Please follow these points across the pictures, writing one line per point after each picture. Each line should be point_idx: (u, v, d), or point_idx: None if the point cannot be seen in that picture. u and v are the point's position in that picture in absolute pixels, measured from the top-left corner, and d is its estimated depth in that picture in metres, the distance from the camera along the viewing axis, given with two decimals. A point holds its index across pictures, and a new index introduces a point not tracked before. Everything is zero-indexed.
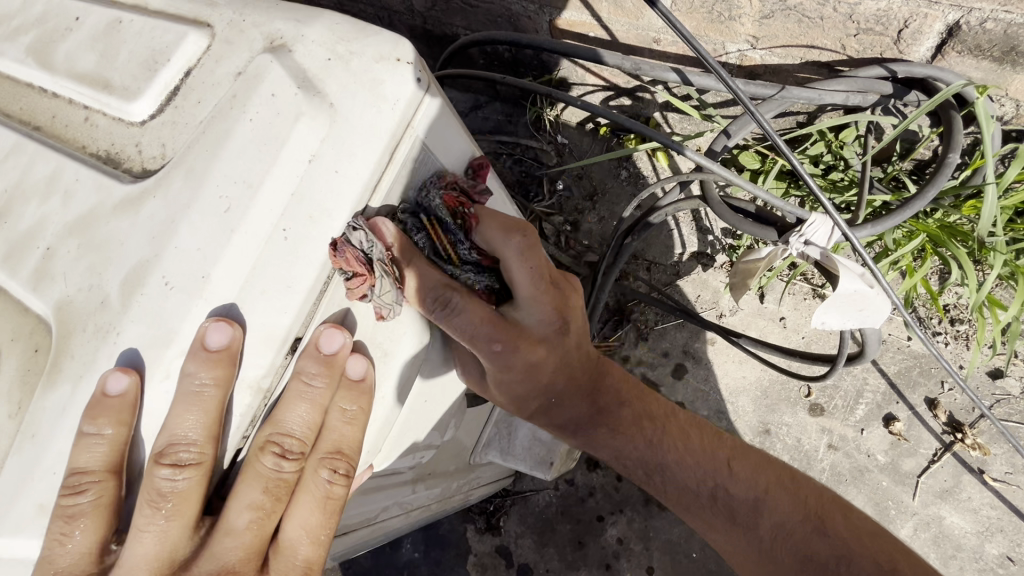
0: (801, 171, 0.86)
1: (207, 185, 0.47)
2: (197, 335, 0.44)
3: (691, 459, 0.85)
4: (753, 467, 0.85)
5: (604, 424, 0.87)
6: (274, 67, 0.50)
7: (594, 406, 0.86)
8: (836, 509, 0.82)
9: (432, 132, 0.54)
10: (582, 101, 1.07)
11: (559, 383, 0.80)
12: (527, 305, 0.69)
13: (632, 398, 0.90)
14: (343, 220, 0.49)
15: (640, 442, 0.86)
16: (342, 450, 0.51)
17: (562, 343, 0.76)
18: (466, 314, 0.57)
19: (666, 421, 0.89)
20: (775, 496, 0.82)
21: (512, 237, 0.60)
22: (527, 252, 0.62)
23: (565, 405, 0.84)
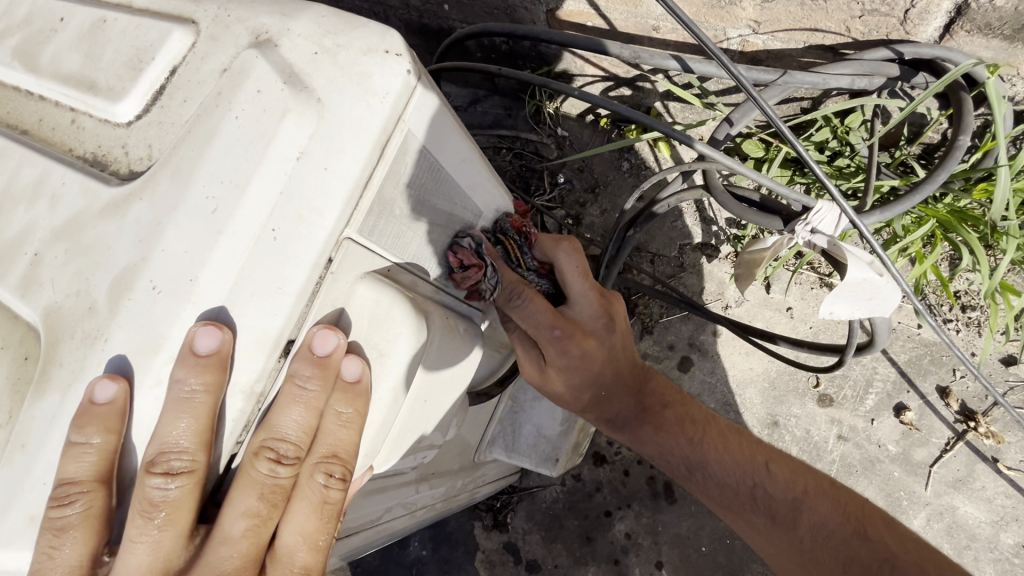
0: (806, 157, 0.83)
1: (194, 186, 0.46)
2: (185, 339, 0.43)
3: (730, 458, 0.86)
4: (792, 470, 0.86)
5: (648, 422, 0.89)
6: (259, 63, 0.48)
7: (640, 405, 0.90)
8: (881, 518, 0.80)
9: (423, 126, 0.53)
10: (581, 92, 1.05)
11: (609, 378, 0.85)
12: (579, 302, 0.80)
13: (673, 400, 0.93)
14: (335, 219, 0.48)
15: (682, 441, 0.87)
16: (340, 453, 0.50)
17: (612, 340, 0.83)
18: (531, 303, 0.72)
19: (705, 424, 0.91)
20: (814, 498, 0.82)
21: (568, 249, 0.75)
22: (576, 256, 0.76)
23: (614, 402, 0.88)
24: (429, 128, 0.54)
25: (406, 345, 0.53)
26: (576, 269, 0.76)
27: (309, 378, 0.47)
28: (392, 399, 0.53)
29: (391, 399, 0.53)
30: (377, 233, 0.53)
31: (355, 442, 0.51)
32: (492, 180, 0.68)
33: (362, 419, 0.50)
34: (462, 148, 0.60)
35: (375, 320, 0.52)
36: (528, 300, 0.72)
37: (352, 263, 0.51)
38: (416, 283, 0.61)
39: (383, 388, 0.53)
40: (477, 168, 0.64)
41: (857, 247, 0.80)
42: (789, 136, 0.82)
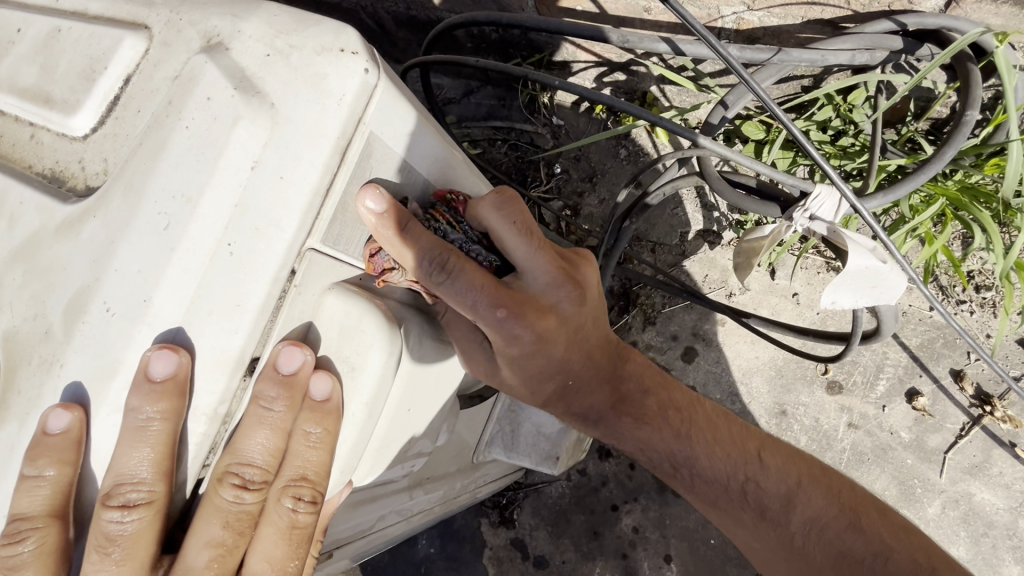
0: (803, 140, 0.80)
1: (145, 201, 0.44)
2: (140, 364, 0.41)
3: (721, 449, 0.81)
4: (785, 459, 0.82)
5: (626, 414, 0.82)
6: (209, 68, 0.46)
7: (615, 393, 0.81)
8: (872, 505, 0.79)
9: (387, 125, 0.50)
10: (567, 83, 1.02)
11: (575, 362, 0.74)
12: (531, 270, 0.63)
13: (654, 386, 0.85)
14: (295, 230, 0.46)
15: (667, 435, 0.81)
16: (309, 475, 0.49)
17: (575, 313, 0.68)
18: (463, 281, 0.55)
19: (691, 410, 0.84)
20: (808, 489, 0.79)
21: (499, 201, 0.56)
22: (509, 209, 0.57)
23: (583, 392, 0.79)
24: (399, 132, 0.52)
25: (378, 358, 0.50)
26: (510, 226, 0.57)
27: (275, 398, 0.46)
28: (367, 416, 0.52)
29: (366, 416, 0.52)
30: (344, 242, 0.50)
31: (325, 463, 0.49)
32: (475, 178, 0.65)
33: (333, 438, 0.49)
34: (440, 150, 0.57)
35: (345, 333, 0.50)
36: (457, 276, 0.54)
37: (318, 275, 0.49)
38: (393, 290, 0.59)
39: (355, 404, 0.51)
40: (460, 169, 0.61)
41: (858, 234, 0.76)
42: (784, 120, 0.79)
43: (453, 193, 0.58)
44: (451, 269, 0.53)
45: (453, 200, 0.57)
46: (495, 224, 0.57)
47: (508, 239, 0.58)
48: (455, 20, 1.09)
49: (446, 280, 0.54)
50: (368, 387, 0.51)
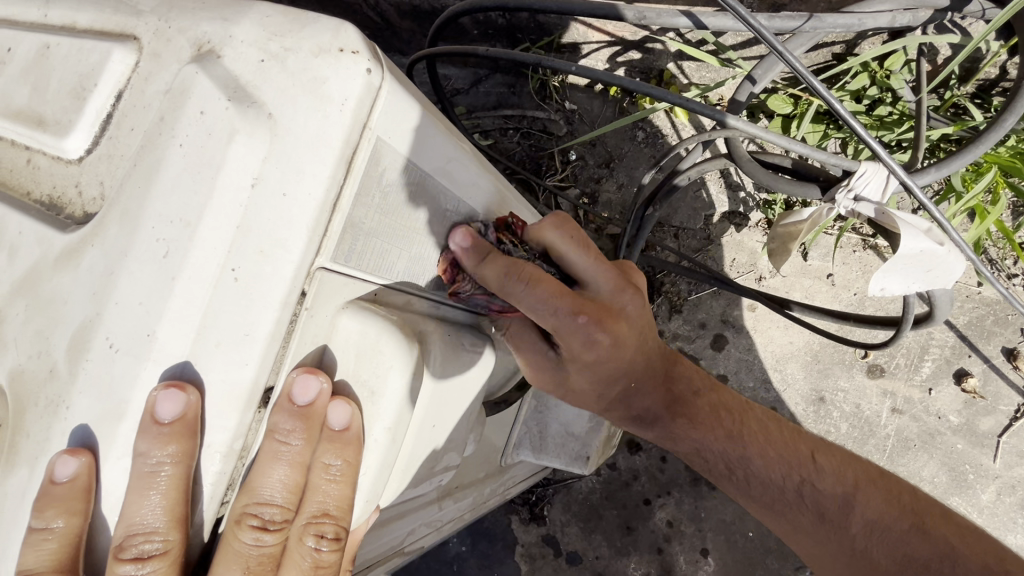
0: (845, 114, 0.73)
1: (142, 228, 0.41)
2: (147, 405, 0.39)
3: (775, 450, 0.76)
4: (839, 460, 0.77)
5: (681, 415, 0.77)
6: (200, 79, 0.42)
7: (670, 393, 0.78)
8: (935, 508, 0.72)
9: (391, 124, 0.46)
10: (578, 67, 0.96)
11: (640, 367, 0.72)
12: (593, 279, 0.65)
13: (706, 387, 0.81)
14: (303, 249, 0.42)
15: (721, 435, 0.76)
16: (333, 511, 0.46)
17: (639, 316, 0.68)
18: (540, 294, 0.58)
19: (742, 412, 0.80)
20: (866, 490, 0.74)
21: (556, 221, 0.60)
22: (568, 228, 0.61)
23: (640, 395, 0.75)
24: (404, 132, 0.47)
25: (397, 384, 0.47)
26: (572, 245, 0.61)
27: (293, 429, 0.44)
28: (391, 443, 0.48)
29: (390, 444, 0.48)
30: (355, 257, 0.47)
31: (348, 496, 0.47)
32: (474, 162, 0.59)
33: (355, 470, 0.46)
34: (448, 147, 0.53)
35: (362, 356, 0.47)
36: (535, 289, 0.57)
37: (329, 295, 0.46)
38: (409, 302, 0.56)
39: (377, 432, 0.48)
40: (469, 166, 0.57)
41: (912, 213, 0.70)
42: (821, 93, 0.72)
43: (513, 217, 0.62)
44: (529, 280, 0.57)
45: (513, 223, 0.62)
46: (554, 242, 0.60)
47: (569, 253, 0.62)
48: (461, 6, 1.04)
49: (523, 291, 0.57)
50: (390, 413, 0.47)
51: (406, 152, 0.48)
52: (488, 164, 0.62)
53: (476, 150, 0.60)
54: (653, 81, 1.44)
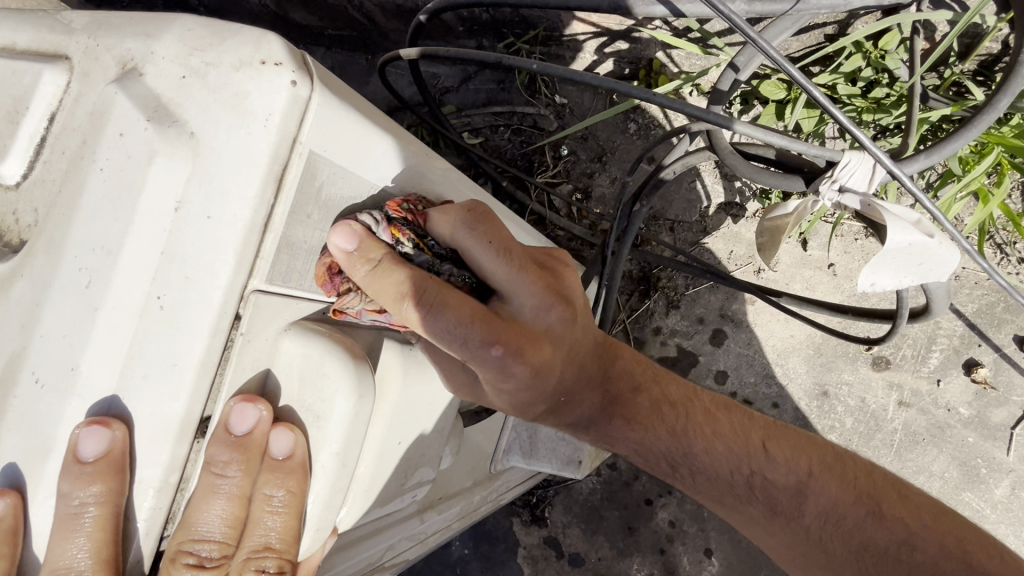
0: (824, 102, 0.69)
1: (64, 258, 0.40)
2: (71, 442, 0.38)
3: (723, 445, 0.71)
4: (791, 444, 0.72)
5: (620, 414, 0.72)
6: (119, 99, 0.41)
7: (606, 391, 0.72)
8: (890, 487, 0.70)
9: (332, 142, 0.44)
10: (540, 64, 0.86)
11: (568, 379, 0.64)
12: (515, 291, 0.55)
13: (647, 381, 0.75)
14: (231, 273, 0.40)
15: (663, 434, 0.71)
16: (277, 543, 0.46)
17: (567, 331, 0.59)
18: (446, 318, 0.48)
19: (689, 406, 0.74)
20: (821, 477, 0.69)
21: (469, 215, 0.51)
22: (485, 226, 0.51)
23: (571, 400, 0.69)
24: (346, 147, 0.46)
25: (341, 412, 0.45)
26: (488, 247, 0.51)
27: (233, 459, 0.43)
28: (341, 471, 0.47)
29: (339, 470, 0.47)
30: (296, 277, 0.45)
31: (292, 527, 0.46)
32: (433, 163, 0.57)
33: (299, 500, 0.46)
34: (404, 157, 0.51)
35: (306, 379, 0.46)
36: (440, 311, 0.48)
37: (269, 318, 0.44)
38: (367, 317, 0.55)
39: (324, 459, 0.46)
40: (431, 175, 0.55)
41: (900, 205, 0.66)
42: (802, 82, 0.69)
43: (408, 202, 0.51)
44: (433, 300, 0.47)
45: (410, 211, 0.51)
46: (465, 243, 0.52)
47: (480, 255, 0.52)
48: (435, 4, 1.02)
49: (426, 314, 0.47)
50: (337, 437, 0.46)
51: (354, 169, 0.47)
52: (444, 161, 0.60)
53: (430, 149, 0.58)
54: (642, 70, 1.40)
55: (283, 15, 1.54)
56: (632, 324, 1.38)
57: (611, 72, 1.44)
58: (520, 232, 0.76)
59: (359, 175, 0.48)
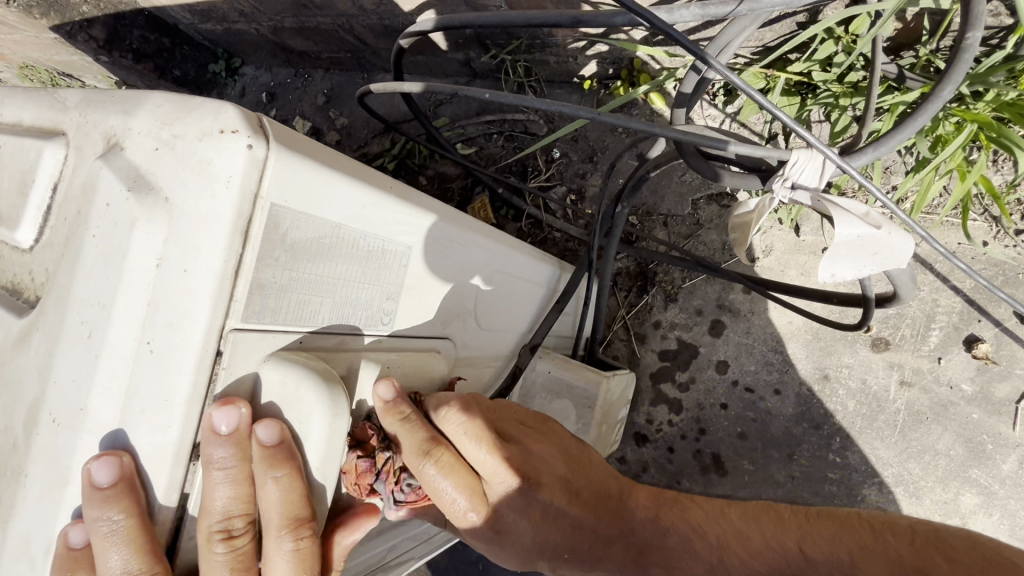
0: (768, 106, 0.69)
1: (69, 312, 0.47)
2: (87, 472, 0.45)
3: (758, 561, 0.66)
4: (828, 539, 0.65)
5: (653, 562, 0.69)
6: (105, 172, 0.47)
7: (631, 546, 0.70)
8: (931, 544, 0.62)
9: (293, 191, 0.50)
10: (487, 93, 0.85)
11: (557, 537, 0.70)
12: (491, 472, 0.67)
13: (667, 518, 0.72)
14: (208, 317, 0.46)
15: (699, 569, 0.67)
16: (295, 514, 0.51)
17: (538, 497, 0.68)
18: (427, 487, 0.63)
19: (715, 529, 0.70)
20: (865, 559, 0.62)
21: (447, 410, 0.64)
22: (460, 421, 0.65)
23: (592, 555, 0.71)
24: (303, 194, 0.51)
25: (316, 420, 0.51)
26: (461, 438, 0.65)
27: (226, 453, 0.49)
28: (326, 467, 0.53)
29: (323, 465, 0.53)
30: (269, 313, 0.51)
31: (305, 498, 0.52)
32: (391, 188, 0.62)
33: (295, 471, 0.51)
34: (361, 194, 0.56)
35: (286, 402, 0.51)
36: (429, 483, 0.63)
37: (247, 351, 0.50)
38: (343, 341, 0.60)
39: (308, 454, 0.52)
40: (391, 206, 0.60)
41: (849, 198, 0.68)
42: (744, 88, 0.70)
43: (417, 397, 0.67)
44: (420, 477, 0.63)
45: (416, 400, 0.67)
46: (449, 431, 0.65)
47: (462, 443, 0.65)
48: (428, 27, 1.04)
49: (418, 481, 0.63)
50: (316, 451, 0.52)
51: (317, 212, 0.53)
52: (407, 187, 0.65)
53: (392, 179, 0.63)
54: (624, 69, 1.44)
55: (284, 44, 1.64)
56: (631, 319, 1.42)
57: (595, 72, 1.48)
58: (491, 243, 0.80)
59: (321, 217, 0.53)
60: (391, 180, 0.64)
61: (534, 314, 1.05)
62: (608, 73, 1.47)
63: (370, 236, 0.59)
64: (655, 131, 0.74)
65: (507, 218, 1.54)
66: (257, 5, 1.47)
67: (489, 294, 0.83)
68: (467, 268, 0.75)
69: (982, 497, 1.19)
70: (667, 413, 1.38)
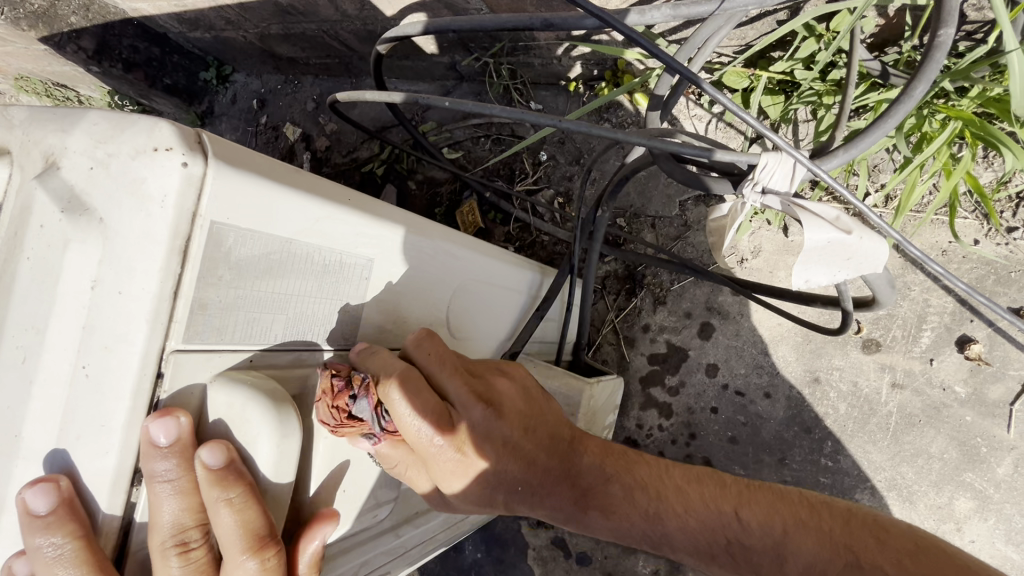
0: (734, 108, 0.67)
1: (6, 337, 0.46)
2: (26, 500, 0.45)
3: (695, 519, 0.64)
4: (766, 508, 0.63)
5: (594, 506, 0.66)
6: (39, 194, 0.46)
7: (576, 488, 0.66)
8: (868, 529, 0.60)
9: (236, 209, 0.49)
10: (452, 101, 0.84)
11: (514, 469, 0.66)
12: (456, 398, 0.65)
13: (615, 465, 0.68)
14: (144, 340, 0.45)
15: (636, 518, 0.65)
16: (253, 532, 0.50)
17: (498, 425, 0.65)
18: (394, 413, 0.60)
19: (660, 482, 0.67)
20: (797, 535, 0.61)
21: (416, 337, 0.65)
22: (426, 343, 0.65)
23: (540, 496, 0.67)
24: (247, 210, 0.49)
25: (266, 438, 0.51)
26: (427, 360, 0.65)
27: (172, 483, 0.48)
28: (283, 484, 0.53)
29: (279, 482, 0.53)
30: (214, 333, 0.50)
31: (262, 514, 0.51)
32: (345, 198, 0.60)
33: (247, 486, 0.50)
34: (314, 208, 0.55)
35: (233, 423, 0.50)
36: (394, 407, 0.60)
37: (192, 372, 0.49)
38: (300, 358, 0.59)
39: (262, 472, 0.52)
40: (348, 219, 0.58)
41: (821, 202, 0.66)
42: (708, 92, 0.67)
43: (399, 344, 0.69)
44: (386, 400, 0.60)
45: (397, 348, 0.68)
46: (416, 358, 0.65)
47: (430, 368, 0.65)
48: (416, 32, 1.01)
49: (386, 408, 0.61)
50: (266, 471, 0.52)
51: (262, 229, 0.51)
52: (367, 199, 0.63)
53: (349, 190, 0.61)
54: (609, 71, 1.42)
55: (272, 51, 1.63)
56: (620, 323, 1.41)
57: (580, 74, 1.46)
58: (462, 253, 0.78)
59: (268, 235, 0.51)
60: (349, 191, 0.62)
61: (515, 322, 1.03)
62: (593, 75, 1.46)
63: (326, 251, 0.57)
64: (623, 137, 0.72)
65: (495, 222, 1.53)
66: (242, 13, 1.46)
67: (464, 305, 0.81)
68: (439, 278, 0.73)
69: (976, 501, 1.17)
70: (657, 417, 1.36)
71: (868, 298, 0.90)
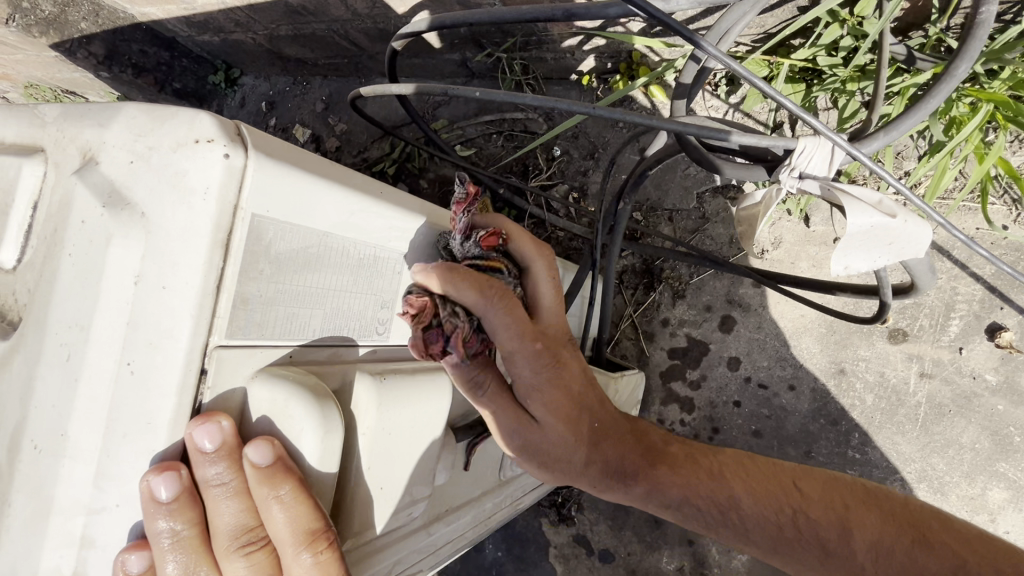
0: (771, 92, 0.66)
1: (48, 334, 0.46)
2: (144, 489, 0.45)
3: (757, 486, 0.68)
4: (823, 485, 0.68)
5: (662, 463, 0.70)
6: (79, 190, 0.46)
7: (643, 444, 0.72)
8: (926, 514, 0.65)
9: (276, 202, 0.48)
10: (480, 92, 0.83)
11: (595, 398, 0.71)
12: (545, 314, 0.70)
13: (675, 441, 0.75)
14: (189, 336, 0.45)
15: (703, 479, 0.68)
16: (305, 525, 0.50)
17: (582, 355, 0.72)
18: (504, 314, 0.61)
19: (720, 456, 0.72)
20: (857, 512, 0.65)
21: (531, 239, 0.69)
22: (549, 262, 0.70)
23: (611, 444, 0.71)
24: (286, 204, 0.48)
25: (310, 432, 0.50)
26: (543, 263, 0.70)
27: (225, 486, 0.49)
28: (328, 477, 0.52)
29: (325, 477, 0.52)
30: (255, 329, 0.49)
31: (312, 508, 0.50)
32: (372, 187, 0.57)
33: (297, 484, 0.49)
34: (349, 200, 0.54)
35: (276, 418, 0.50)
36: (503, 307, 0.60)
37: (234, 369, 0.49)
38: (337, 353, 0.58)
39: (308, 464, 0.51)
40: (382, 211, 0.57)
41: (861, 185, 0.65)
42: (744, 75, 0.67)
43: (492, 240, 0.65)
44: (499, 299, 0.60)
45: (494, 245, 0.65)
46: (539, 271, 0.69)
47: (543, 285, 0.69)
48: (423, 27, 1.00)
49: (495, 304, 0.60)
50: (310, 468, 0.51)
51: (301, 222, 0.50)
52: (403, 191, 0.62)
53: (380, 181, 0.60)
54: (623, 64, 1.41)
55: (281, 52, 1.62)
56: (639, 317, 1.39)
57: (594, 67, 1.45)
58: None
59: (307, 227, 0.51)
60: (381, 184, 0.60)
61: None
62: (607, 68, 1.44)
63: (362, 245, 0.56)
64: (659, 123, 0.71)
65: (509, 219, 1.51)
66: (252, 14, 1.45)
67: None
68: None
69: (1010, 491, 1.15)
70: (679, 412, 1.34)
71: (905, 285, 0.88)
